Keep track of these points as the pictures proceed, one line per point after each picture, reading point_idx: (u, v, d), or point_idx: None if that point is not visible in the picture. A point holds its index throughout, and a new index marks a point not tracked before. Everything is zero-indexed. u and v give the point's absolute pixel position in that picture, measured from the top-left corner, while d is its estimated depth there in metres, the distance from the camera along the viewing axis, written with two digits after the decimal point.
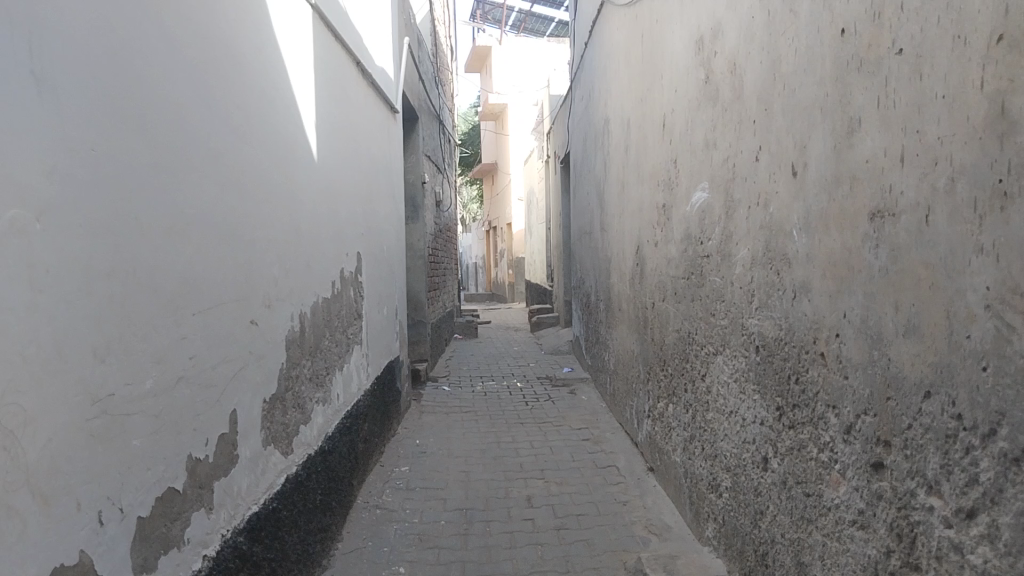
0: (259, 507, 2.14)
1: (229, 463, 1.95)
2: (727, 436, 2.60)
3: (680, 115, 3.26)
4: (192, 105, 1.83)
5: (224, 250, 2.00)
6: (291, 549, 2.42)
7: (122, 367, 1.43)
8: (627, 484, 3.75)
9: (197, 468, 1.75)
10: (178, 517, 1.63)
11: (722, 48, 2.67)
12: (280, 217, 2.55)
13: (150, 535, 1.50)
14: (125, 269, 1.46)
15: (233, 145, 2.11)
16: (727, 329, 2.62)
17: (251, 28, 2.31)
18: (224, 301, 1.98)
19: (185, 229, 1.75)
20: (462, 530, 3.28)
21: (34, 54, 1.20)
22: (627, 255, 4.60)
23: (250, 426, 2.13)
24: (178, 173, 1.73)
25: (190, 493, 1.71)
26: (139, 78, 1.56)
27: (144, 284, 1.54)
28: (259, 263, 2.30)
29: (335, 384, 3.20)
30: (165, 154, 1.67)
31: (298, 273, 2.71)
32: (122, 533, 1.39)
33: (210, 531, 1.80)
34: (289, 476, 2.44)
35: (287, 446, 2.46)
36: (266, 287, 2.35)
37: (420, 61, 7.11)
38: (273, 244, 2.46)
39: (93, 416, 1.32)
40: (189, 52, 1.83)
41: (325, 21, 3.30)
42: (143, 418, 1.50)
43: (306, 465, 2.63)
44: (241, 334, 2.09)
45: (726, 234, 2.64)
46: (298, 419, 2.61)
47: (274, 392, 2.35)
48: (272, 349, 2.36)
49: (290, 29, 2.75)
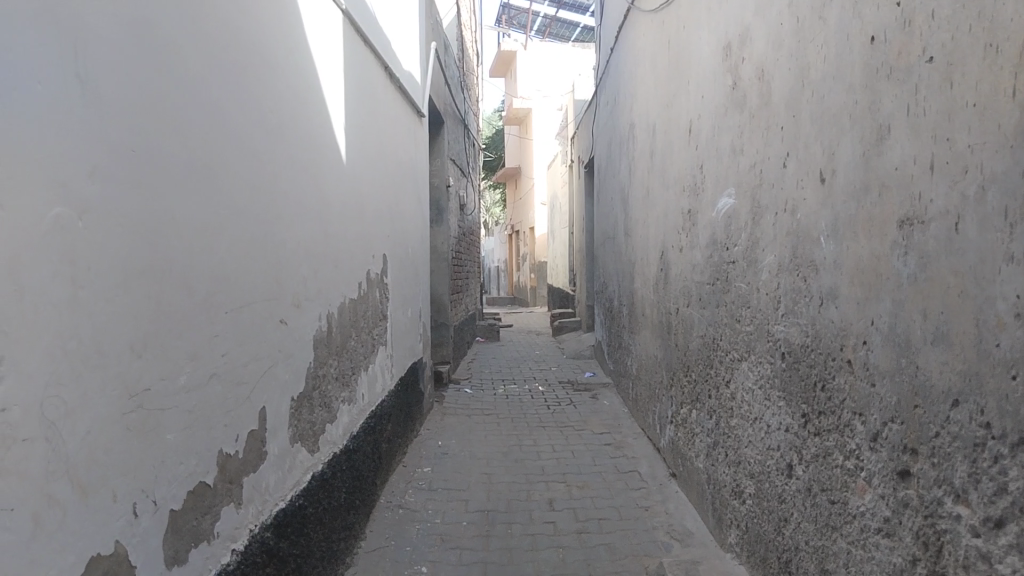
0: (286, 504, 2.17)
1: (258, 459, 1.98)
2: (752, 443, 2.59)
3: (707, 121, 3.26)
4: (228, 107, 1.87)
5: (256, 251, 2.04)
6: (316, 546, 2.44)
7: (158, 363, 1.46)
8: (649, 490, 3.75)
9: (227, 464, 1.78)
10: (209, 510, 1.66)
11: (749, 54, 2.66)
12: (310, 218, 2.59)
13: (181, 528, 1.53)
14: (161, 267, 1.50)
15: (266, 146, 2.15)
16: (752, 335, 2.61)
17: (285, 32, 2.35)
18: (255, 301, 2.01)
19: (219, 230, 1.79)
20: (484, 532, 3.29)
21: (79, 59, 1.24)
22: (651, 260, 4.60)
23: (279, 423, 2.16)
24: (212, 173, 1.76)
25: (221, 487, 1.74)
26: (175, 80, 1.59)
27: (180, 282, 1.57)
28: (290, 264, 2.33)
29: (360, 384, 3.23)
30: (200, 154, 1.70)
31: (325, 274, 2.75)
32: (155, 524, 1.42)
33: (239, 526, 1.83)
34: (315, 473, 2.47)
35: (313, 444, 2.49)
36: (296, 287, 2.38)
37: (447, 66, 7.15)
38: (303, 245, 2.49)
39: (129, 410, 1.35)
40: (225, 56, 1.87)
41: (354, 26, 3.34)
42: (176, 413, 1.53)
43: (331, 463, 2.67)
44: (271, 334, 2.12)
45: (753, 240, 2.63)
46: (325, 417, 2.64)
47: (301, 390, 2.39)
48: (300, 348, 2.40)
49: (322, 33, 2.79)
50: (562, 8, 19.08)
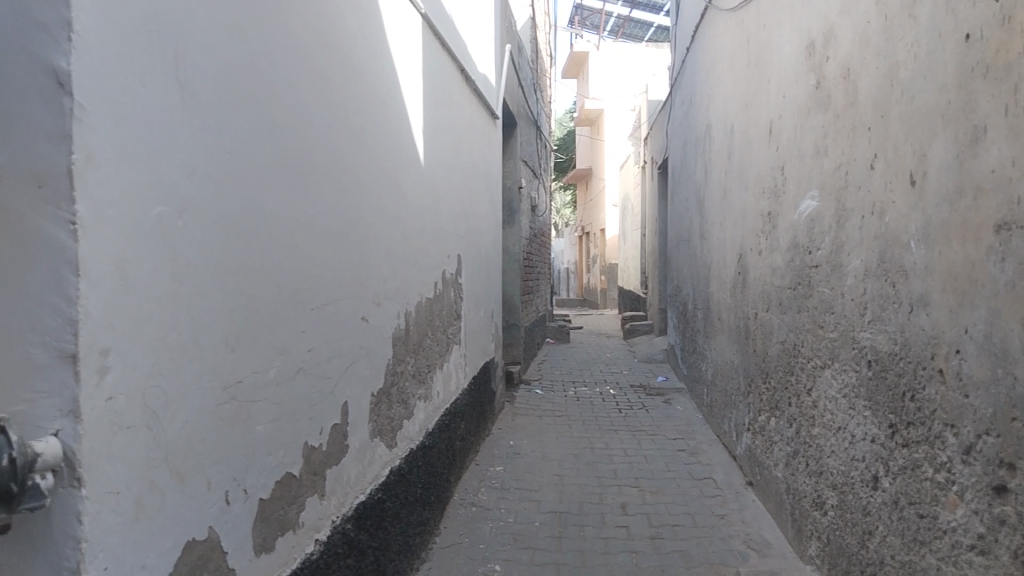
0: (365, 497, 2.22)
1: (340, 452, 2.03)
2: (835, 452, 2.52)
3: (788, 122, 3.18)
4: (315, 109, 1.92)
5: (340, 249, 2.09)
6: (393, 540, 2.49)
7: (250, 356, 1.52)
8: (725, 498, 3.68)
9: (312, 456, 1.83)
10: (294, 500, 1.71)
11: (834, 52, 2.59)
12: (390, 217, 2.64)
13: (269, 516, 1.59)
14: (253, 264, 1.55)
15: (350, 147, 2.20)
16: (836, 342, 2.54)
17: (368, 36, 2.40)
18: (339, 299, 2.07)
19: (306, 229, 1.84)
20: (556, 533, 3.29)
21: (179, 63, 1.29)
22: (728, 263, 4.51)
23: (360, 418, 2.21)
24: (300, 173, 1.81)
25: (306, 478, 1.79)
26: (267, 84, 1.64)
27: (270, 279, 1.63)
28: (371, 263, 2.38)
29: (435, 382, 3.27)
30: (290, 155, 1.75)
31: (404, 273, 2.79)
32: (246, 512, 1.48)
33: (323, 517, 1.88)
34: (393, 468, 2.52)
35: (391, 439, 2.54)
36: (376, 286, 2.43)
37: (520, 67, 7.17)
38: (383, 244, 2.54)
39: (222, 401, 1.40)
40: (313, 60, 1.92)
41: (433, 29, 3.39)
42: (266, 406, 1.59)
43: (408, 459, 2.71)
44: (353, 331, 2.17)
45: (837, 244, 2.56)
46: (402, 413, 2.69)
47: (380, 387, 2.43)
48: (380, 345, 2.44)
49: (402, 36, 2.85)
50: (636, 7, 18.91)
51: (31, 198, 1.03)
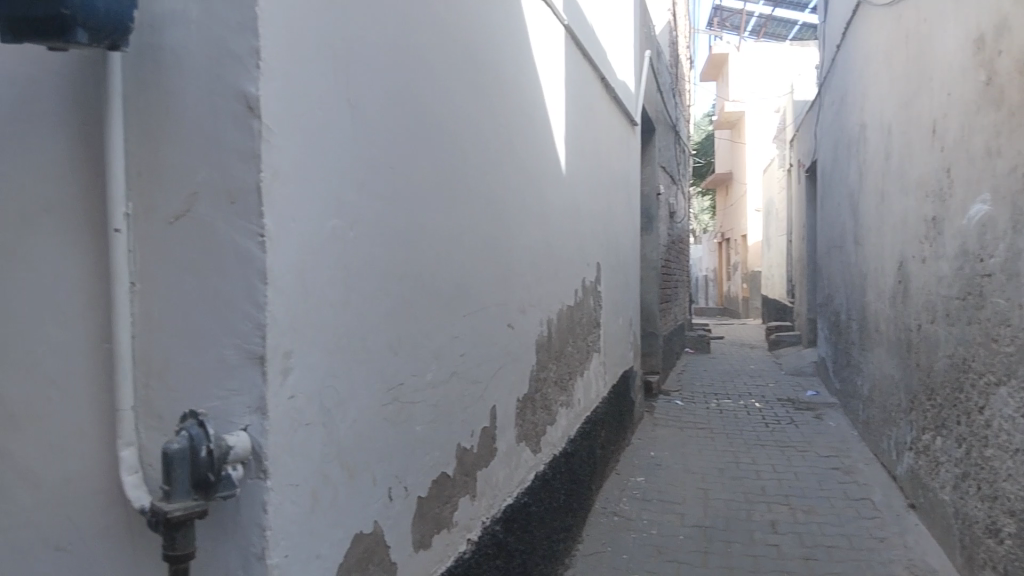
0: (512, 500, 2.26)
1: (489, 455, 2.09)
2: (1012, 476, 2.32)
3: (954, 120, 2.98)
4: (468, 122, 1.99)
5: (489, 257, 2.15)
6: (538, 544, 2.52)
7: (410, 359, 1.59)
8: (884, 520, 3.47)
9: (464, 457, 1.89)
10: (448, 500, 1.78)
11: (1008, 45, 2.41)
12: (534, 226, 2.69)
13: (427, 514, 1.65)
14: (413, 272, 1.62)
15: (499, 157, 2.26)
16: (1013, 357, 2.34)
17: (516, 49, 2.46)
18: (488, 305, 2.13)
19: (459, 238, 1.91)
20: (701, 547, 3.22)
21: (350, 83, 1.38)
22: (886, 272, 4.27)
23: (507, 422, 2.26)
24: (454, 185, 1.88)
25: (459, 479, 1.85)
26: (426, 99, 1.72)
27: (427, 286, 1.70)
28: (517, 271, 2.43)
29: (576, 389, 3.29)
30: (445, 167, 1.82)
31: (547, 281, 2.83)
32: (406, 508, 1.55)
33: (474, 517, 1.94)
34: (537, 473, 2.55)
35: (536, 444, 2.58)
36: (522, 294, 2.48)
37: (659, 73, 7.09)
38: (528, 253, 2.59)
39: (386, 401, 1.48)
40: (467, 74, 1.99)
41: (575, 40, 3.42)
42: (424, 407, 1.66)
43: (551, 464, 2.74)
44: (501, 337, 2.23)
45: (1014, 251, 2.37)
46: (546, 419, 2.73)
47: (525, 392, 2.48)
48: (525, 352, 2.49)
49: (546, 48, 2.89)
50: (779, 5, 18.23)
51: (225, 213, 1.14)
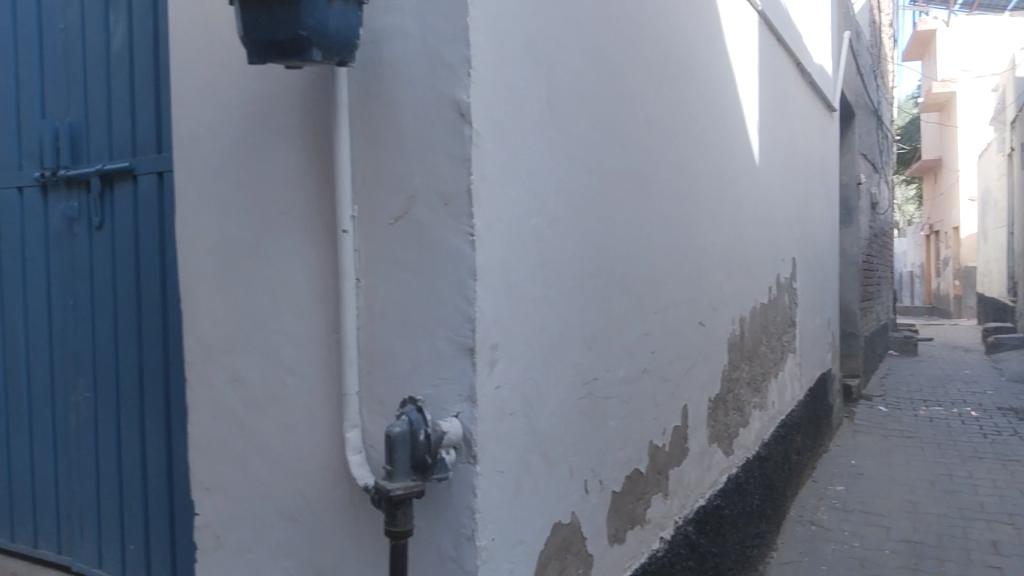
0: (705, 502, 2.22)
1: (682, 454, 2.06)
2: None
3: None
4: (661, 116, 1.97)
5: (681, 253, 2.12)
6: (731, 548, 2.45)
7: (604, 355, 1.61)
8: None
9: (656, 455, 1.88)
10: (641, 497, 1.78)
11: None
12: (727, 221, 2.62)
13: (621, 509, 1.67)
14: (608, 268, 1.64)
15: (691, 151, 2.22)
16: None
17: (709, 40, 2.40)
18: (679, 302, 2.10)
19: (651, 233, 1.90)
20: (910, 565, 2.99)
21: (550, 85, 1.41)
22: None
23: (699, 422, 2.22)
24: (647, 181, 1.88)
25: (651, 476, 1.85)
26: (621, 96, 1.73)
27: (621, 283, 1.71)
28: (708, 267, 2.38)
29: (770, 390, 3.16)
30: (638, 163, 1.82)
31: (739, 278, 2.75)
32: (601, 503, 1.58)
33: (666, 516, 1.93)
34: (730, 476, 2.49)
35: (728, 446, 2.51)
36: (713, 291, 2.43)
37: (859, 56, 6.63)
38: (720, 249, 2.52)
39: (582, 396, 1.52)
40: (660, 69, 1.97)
41: (769, 26, 3.28)
42: (618, 403, 1.67)
43: (744, 468, 2.66)
44: (692, 335, 2.19)
45: None
46: (738, 421, 2.65)
47: (717, 392, 2.42)
48: (717, 351, 2.43)
49: (739, 37, 2.80)
50: None
51: (438, 213, 1.21)
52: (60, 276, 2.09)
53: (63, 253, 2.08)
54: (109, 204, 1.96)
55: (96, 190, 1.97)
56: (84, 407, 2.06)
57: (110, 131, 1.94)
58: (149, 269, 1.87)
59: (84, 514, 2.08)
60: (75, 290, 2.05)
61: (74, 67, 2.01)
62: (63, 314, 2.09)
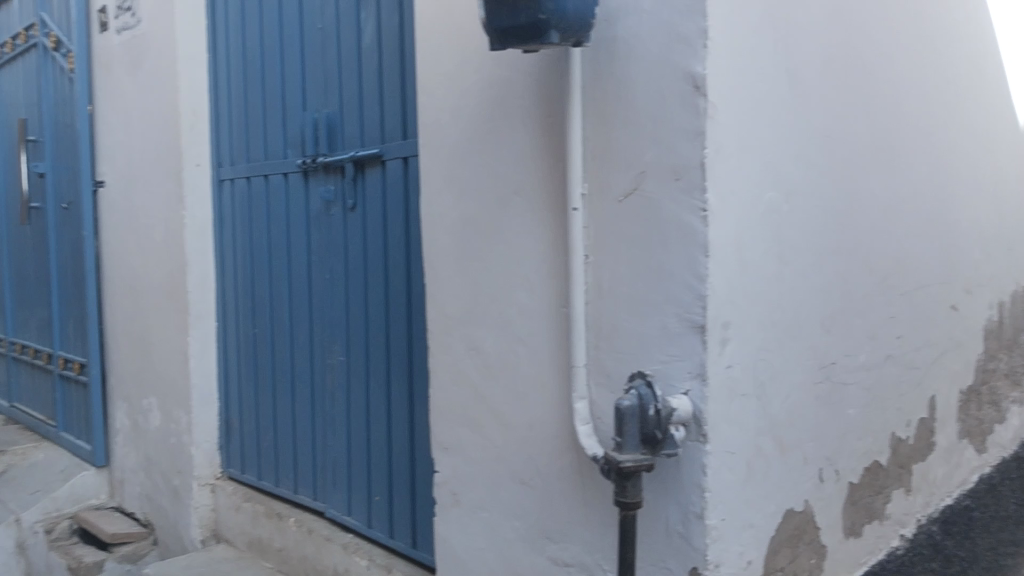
0: (953, 502, 2.04)
1: (927, 449, 1.91)
2: None
3: None
4: (912, 80, 1.81)
5: (933, 230, 1.94)
6: None
7: (843, 338, 1.53)
8: None
9: (899, 448, 1.76)
10: (880, 491, 1.68)
11: None
12: (987, 194, 2.35)
13: (857, 501, 1.59)
14: (849, 246, 1.55)
15: (947, 116, 2.01)
16: None
17: None
18: (930, 283, 1.93)
19: (899, 208, 1.76)
20: None
21: (790, 54, 1.35)
22: None
23: (948, 415, 2.04)
24: (895, 152, 1.74)
25: (892, 470, 1.74)
26: (868, 61, 1.61)
27: (864, 261, 1.61)
28: (964, 245, 2.15)
29: None
30: (885, 132, 1.69)
31: (1001, 258, 2.46)
32: (836, 493, 1.52)
33: (908, 513, 1.80)
34: (983, 476, 2.26)
35: (982, 444, 2.28)
36: (969, 272, 2.20)
37: None
38: (978, 225, 2.27)
39: (817, 380, 1.46)
40: (912, 27, 1.80)
41: None
42: (856, 390, 1.59)
43: (1002, 468, 2.40)
44: (944, 320, 2.00)
45: None
46: (995, 417, 2.39)
47: (971, 384, 2.20)
48: (971, 338, 2.21)
49: None
50: None
51: (670, 190, 1.22)
52: (319, 252, 2.34)
53: (322, 232, 2.31)
54: (360, 187, 2.15)
55: (350, 175, 2.17)
56: (338, 370, 2.29)
57: (362, 121, 2.12)
58: (395, 247, 2.04)
59: (337, 466, 2.33)
60: (331, 265, 2.28)
61: (331, 63, 2.22)
62: (322, 287, 2.34)
